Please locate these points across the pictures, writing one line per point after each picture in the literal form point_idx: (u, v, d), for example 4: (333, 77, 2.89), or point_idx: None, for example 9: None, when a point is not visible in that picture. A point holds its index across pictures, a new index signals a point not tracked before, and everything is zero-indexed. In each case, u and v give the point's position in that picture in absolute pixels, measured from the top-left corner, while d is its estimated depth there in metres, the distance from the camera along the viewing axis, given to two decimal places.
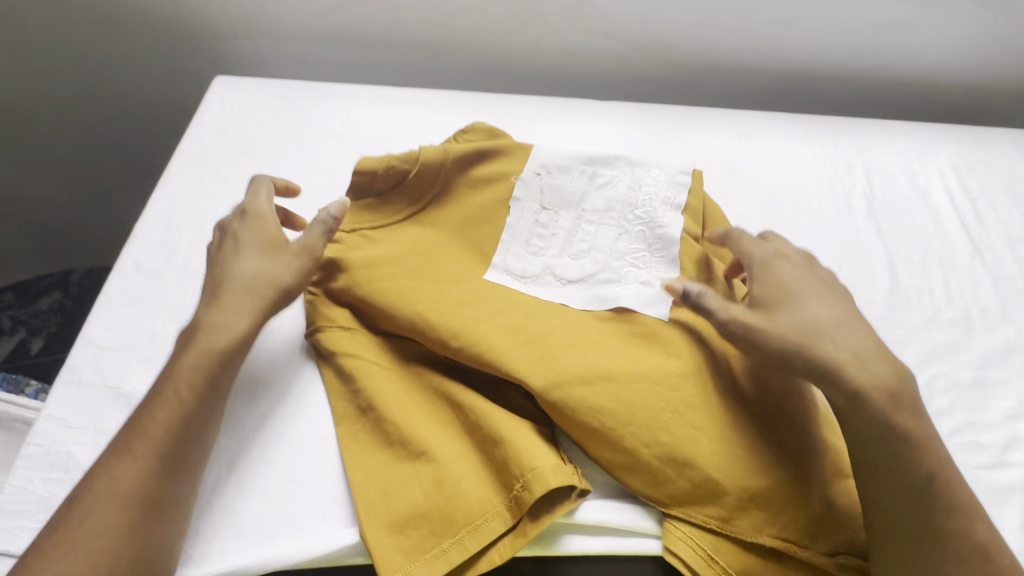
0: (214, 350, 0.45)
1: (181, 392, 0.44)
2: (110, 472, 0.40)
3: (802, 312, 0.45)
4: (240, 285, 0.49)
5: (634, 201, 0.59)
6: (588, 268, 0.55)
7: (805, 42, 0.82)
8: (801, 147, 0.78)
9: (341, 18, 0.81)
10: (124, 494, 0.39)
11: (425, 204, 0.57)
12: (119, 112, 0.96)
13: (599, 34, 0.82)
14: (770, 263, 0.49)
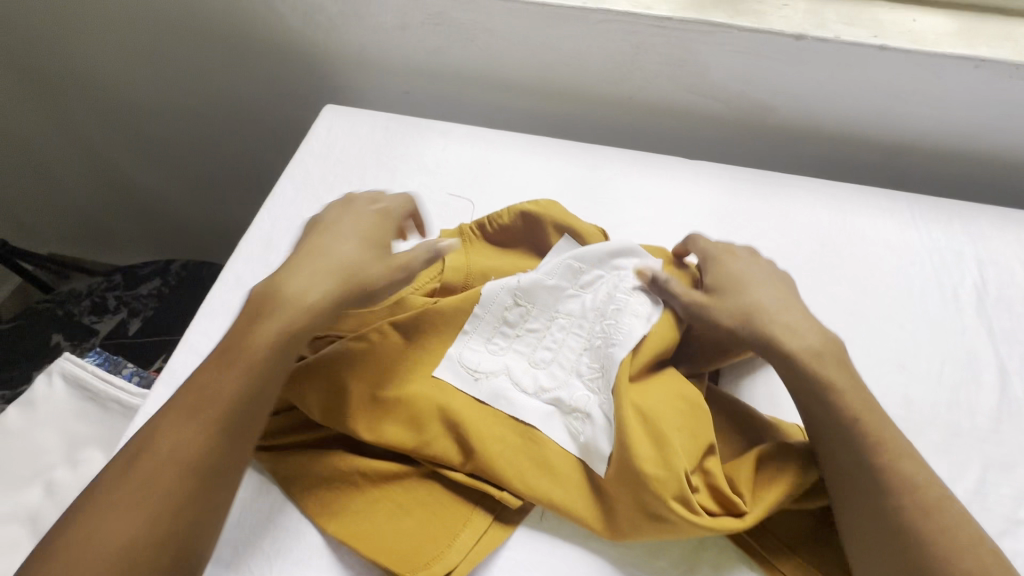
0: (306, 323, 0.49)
1: (258, 355, 0.46)
2: (172, 425, 0.43)
3: (746, 297, 0.54)
4: (335, 266, 0.52)
5: (606, 311, 0.57)
6: (545, 381, 0.56)
7: (920, 117, 0.77)
8: (903, 228, 0.73)
9: (445, 58, 0.85)
10: (189, 465, 0.41)
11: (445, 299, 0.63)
12: (231, 124, 1.04)
13: (696, 92, 0.81)
14: (722, 259, 0.58)
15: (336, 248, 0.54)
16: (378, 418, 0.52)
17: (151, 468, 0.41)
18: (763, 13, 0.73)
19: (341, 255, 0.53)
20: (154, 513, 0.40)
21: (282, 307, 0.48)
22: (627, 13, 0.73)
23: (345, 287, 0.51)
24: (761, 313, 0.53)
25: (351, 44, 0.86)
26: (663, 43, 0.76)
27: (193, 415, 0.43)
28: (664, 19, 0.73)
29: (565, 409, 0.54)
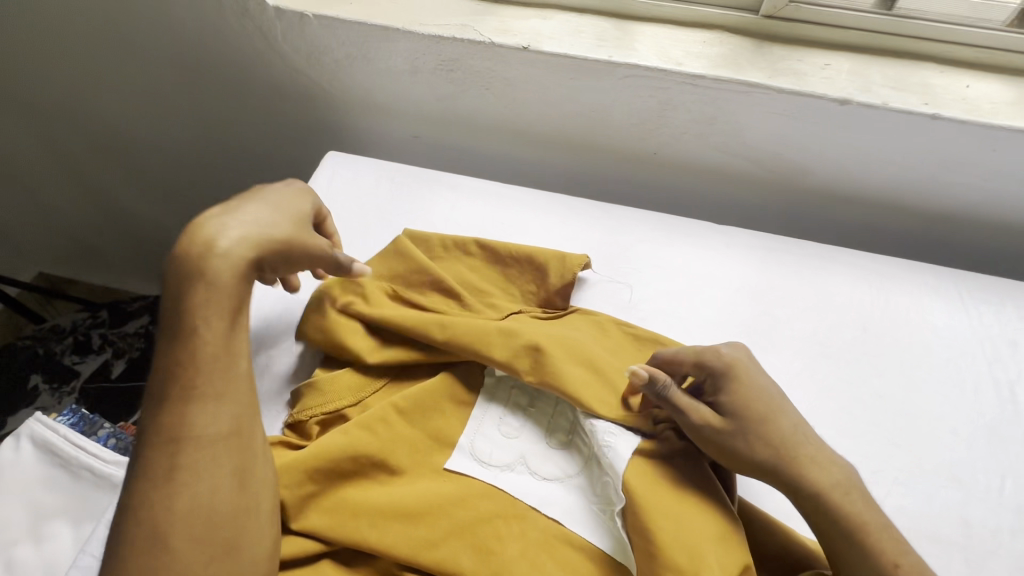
0: (223, 287, 0.43)
1: (230, 334, 0.43)
2: (180, 412, 0.41)
3: (768, 428, 0.47)
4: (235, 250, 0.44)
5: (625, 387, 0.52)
6: (565, 467, 0.52)
7: (970, 189, 0.72)
8: (952, 311, 0.67)
9: (457, 105, 0.79)
10: (216, 445, 0.41)
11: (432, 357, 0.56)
12: (230, 160, 0.99)
13: (727, 152, 0.75)
14: (736, 374, 0.50)
15: (250, 220, 0.47)
16: (385, 509, 0.47)
17: (179, 455, 0.40)
18: (804, 73, 0.68)
19: (239, 229, 0.45)
20: (204, 497, 0.39)
21: (207, 271, 0.43)
22: (656, 69, 0.68)
23: (269, 246, 0.47)
24: (786, 447, 0.47)
25: (358, 86, 0.81)
26: (693, 100, 0.70)
27: (205, 457, 0.40)
28: (696, 77, 0.67)
29: (589, 499, 0.49)
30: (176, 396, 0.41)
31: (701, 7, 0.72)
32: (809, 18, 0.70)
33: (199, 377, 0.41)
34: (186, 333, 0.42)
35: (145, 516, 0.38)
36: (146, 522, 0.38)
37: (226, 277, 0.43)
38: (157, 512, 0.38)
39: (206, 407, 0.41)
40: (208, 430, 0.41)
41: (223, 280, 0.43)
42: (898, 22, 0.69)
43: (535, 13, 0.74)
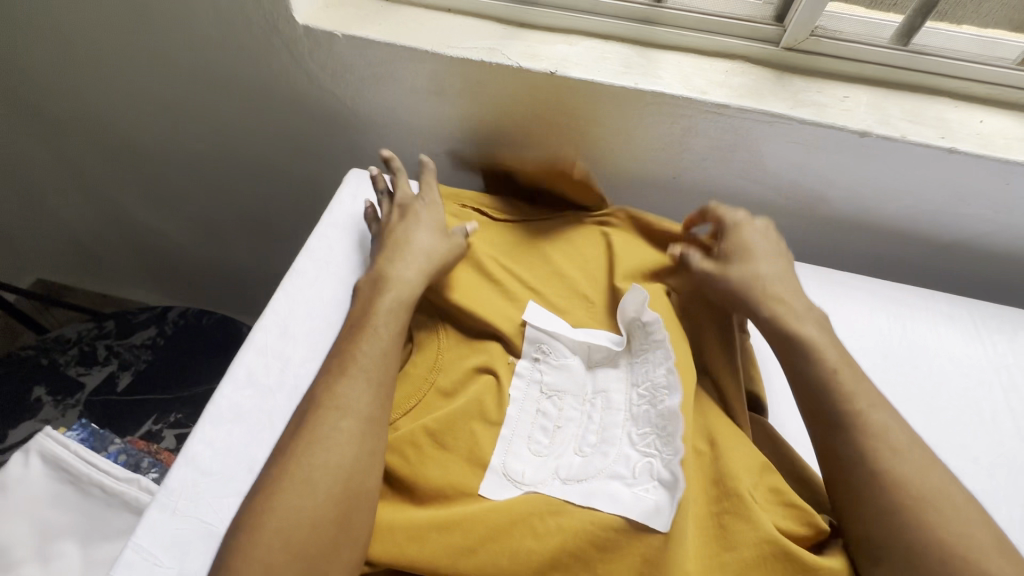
0: (400, 298, 0.58)
1: (383, 329, 0.55)
2: (343, 385, 0.51)
3: (749, 267, 0.59)
4: (421, 252, 0.62)
5: (635, 378, 0.55)
6: (597, 464, 0.50)
7: (981, 220, 0.74)
8: (967, 340, 0.68)
9: (480, 125, 0.80)
10: (365, 414, 0.50)
11: (454, 369, 0.58)
12: (246, 172, 0.99)
13: (746, 178, 0.77)
14: (739, 227, 0.62)
15: (419, 241, 0.63)
16: (426, 524, 0.47)
17: (335, 416, 0.49)
18: (824, 105, 0.69)
19: (420, 242, 0.62)
20: (344, 460, 0.47)
21: (393, 286, 0.58)
22: (681, 97, 0.69)
23: (429, 263, 0.61)
24: (754, 288, 0.57)
25: (382, 105, 0.82)
26: (716, 128, 0.71)
27: (351, 424, 0.49)
28: (720, 106, 0.69)
29: (631, 484, 0.48)
30: (349, 373, 0.51)
31: (723, 37, 0.74)
32: (828, 52, 0.72)
33: (368, 362, 0.52)
34: (367, 330, 0.55)
35: (299, 469, 0.46)
36: (299, 474, 0.46)
37: (401, 289, 0.58)
38: (311, 466, 0.46)
39: (364, 386, 0.51)
40: (358, 401, 0.50)
41: (402, 297, 0.58)
42: (913, 57, 0.71)
43: (561, 38, 0.76)
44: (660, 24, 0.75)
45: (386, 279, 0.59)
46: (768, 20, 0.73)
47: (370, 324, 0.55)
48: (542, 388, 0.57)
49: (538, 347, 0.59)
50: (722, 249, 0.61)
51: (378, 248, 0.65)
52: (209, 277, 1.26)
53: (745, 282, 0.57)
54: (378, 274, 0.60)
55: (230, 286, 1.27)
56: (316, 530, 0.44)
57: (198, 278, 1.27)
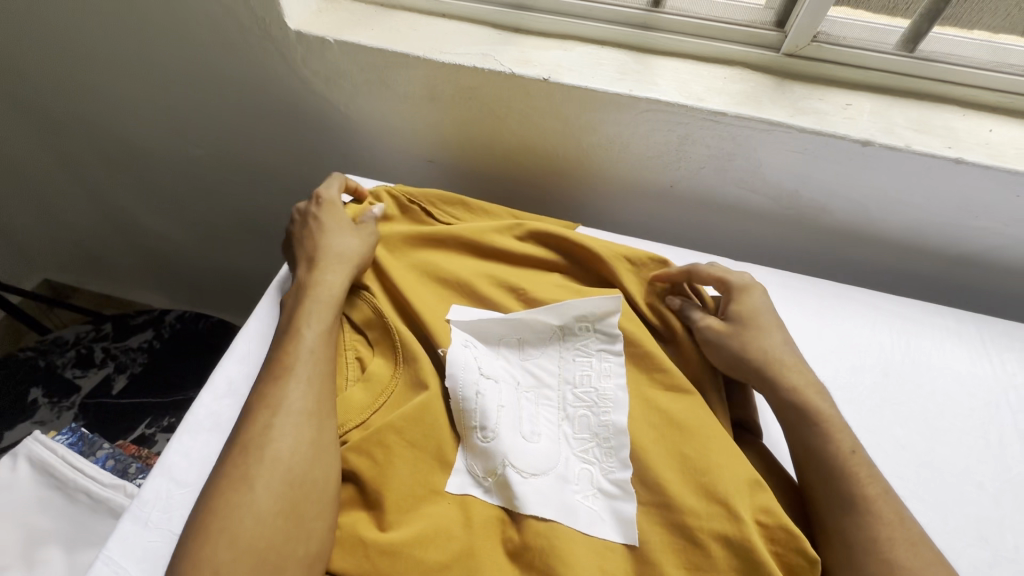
0: (331, 297, 0.57)
1: (316, 328, 0.54)
2: (276, 385, 0.50)
3: (762, 337, 0.57)
4: (332, 254, 0.60)
5: (573, 379, 0.58)
6: (550, 465, 0.52)
7: (990, 233, 0.71)
8: (974, 357, 0.66)
9: (473, 131, 0.79)
10: (301, 409, 0.49)
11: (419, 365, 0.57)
12: (242, 176, 0.99)
13: (745, 187, 0.75)
14: (748, 292, 0.61)
15: (332, 243, 0.61)
16: (397, 537, 0.46)
17: (268, 414, 0.48)
18: (826, 113, 0.67)
19: (333, 244, 0.61)
20: (282, 454, 0.46)
21: (316, 291, 0.57)
22: (678, 105, 0.67)
23: (351, 268, 0.60)
24: (768, 360, 0.56)
25: (376, 111, 0.81)
26: (713, 136, 0.70)
27: (288, 421, 0.48)
28: (717, 114, 0.67)
29: (573, 488, 0.51)
30: (283, 374, 0.50)
31: (723, 43, 0.72)
32: (830, 58, 0.70)
33: (296, 361, 0.51)
34: (293, 334, 0.54)
35: (239, 469, 0.45)
36: (239, 471, 0.45)
37: (327, 289, 0.58)
38: (250, 463, 0.45)
39: (300, 384, 0.50)
40: (294, 398, 0.49)
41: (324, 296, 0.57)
42: (920, 64, 0.69)
43: (557, 44, 0.74)
44: (658, 29, 0.73)
45: (308, 281, 0.58)
46: (769, 25, 0.71)
47: (302, 325, 0.54)
48: (481, 371, 0.56)
49: (470, 338, 0.59)
50: (731, 311, 0.60)
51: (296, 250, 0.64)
52: (209, 280, 1.27)
53: (750, 349, 0.56)
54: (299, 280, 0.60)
55: (229, 290, 1.28)
56: (265, 528, 0.43)
57: (198, 281, 1.28)
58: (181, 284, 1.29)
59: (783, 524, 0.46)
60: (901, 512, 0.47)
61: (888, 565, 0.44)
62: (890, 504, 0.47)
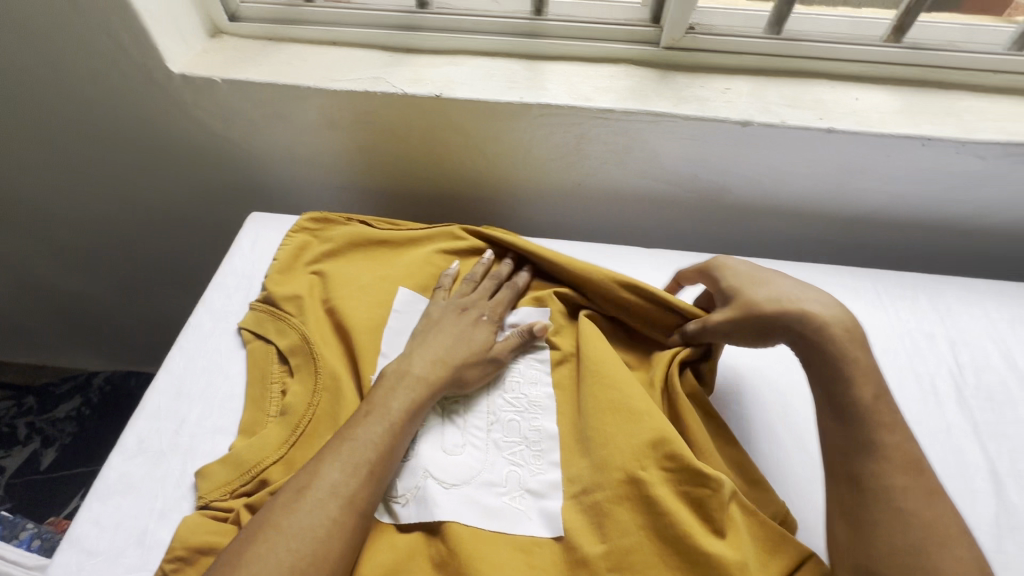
0: (420, 396, 0.53)
1: (395, 411, 0.51)
2: (331, 466, 0.47)
3: (768, 290, 0.55)
4: (431, 354, 0.57)
5: (503, 385, 0.60)
6: (473, 468, 0.53)
7: (873, 194, 0.76)
8: (872, 310, 0.70)
9: (379, 153, 0.80)
10: (351, 498, 0.46)
11: (340, 390, 0.56)
12: (153, 225, 0.95)
13: (649, 177, 0.78)
14: (727, 263, 0.60)
15: (437, 344, 0.58)
16: None
17: (323, 499, 0.45)
18: (707, 99, 0.71)
19: (435, 345, 0.58)
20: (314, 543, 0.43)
21: (401, 383, 0.54)
22: (569, 107, 0.70)
23: (440, 372, 0.56)
24: (787, 306, 0.53)
25: (280, 145, 0.80)
26: (606, 133, 0.72)
27: (322, 506, 0.44)
28: (607, 111, 0.70)
29: (499, 492, 0.52)
30: (346, 457, 0.47)
31: (606, 43, 0.75)
32: (705, 47, 0.74)
33: (361, 445, 0.48)
34: (375, 411, 0.51)
35: (262, 544, 0.42)
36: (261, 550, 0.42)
37: (417, 390, 0.54)
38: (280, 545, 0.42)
39: (353, 472, 0.47)
40: (343, 484, 0.46)
41: (399, 394, 0.53)
42: (786, 44, 0.73)
43: (448, 60, 0.76)
44: (544, 36, 0.76)
45: (405, 372, 0.55)
46: (646, 22, 0.75)
47: (392, 416, 0.51)
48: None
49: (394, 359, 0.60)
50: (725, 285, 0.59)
51: (416, 339, 0.60)
52: (141, 334, 1.22)
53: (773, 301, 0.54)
54: (388, 369, 0.55)
55: (164, 342, 1.23)
56: None
57: (129, 338, 1.23)
58: (111, 343, 1.24)
59: (689, 466, 0.48)
60: (918, 462, 0.46)
61: (903, 514, 0.43)
62: (908, 455, 0.46)
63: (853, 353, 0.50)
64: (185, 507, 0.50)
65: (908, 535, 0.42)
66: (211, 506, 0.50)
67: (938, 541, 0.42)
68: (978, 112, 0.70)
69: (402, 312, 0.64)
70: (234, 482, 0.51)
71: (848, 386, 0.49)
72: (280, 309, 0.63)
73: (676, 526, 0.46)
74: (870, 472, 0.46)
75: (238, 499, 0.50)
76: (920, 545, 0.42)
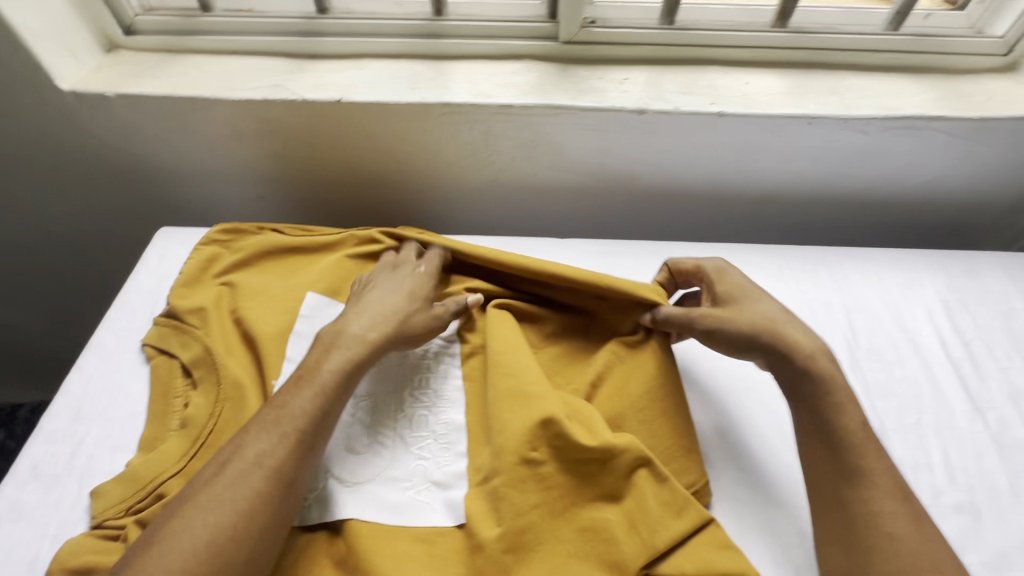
0: (358, 357, 0.53)
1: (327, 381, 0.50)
2: (257, 439, 0.45)
3: (757, 306, 0.56)
4: (372, 317, 0.57)
5: (413, 380, 0.60)
6: (378, 466, 0.53)
7: (772, 173, 0.79)
8: (774, 284, 0.73)
9: (290, 161, 0.79)
10: (276, 470, 0.44)
11: (244, 398, 0.56)
12: (67, 248, 0.93)
13: (560, 169, 0.80)
14: (725, 271, 0.61)
15: (373, 307, 0.58)
16: None
17: (248, 472, 0.44)
18: (604, 90, 0.73)
19: (373, 308, 0.58)
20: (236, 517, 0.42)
21: (343, 343, 0.53)
22: (469, 104, 0.71)
23: (380, 334, 0.55)
24: (773, 327, 0.54)
25: (189, 158, 0.80)
26: (510, 128, 0.74)
27: (245, 480, 0.43)
28: (507, 107, 0.71)
29: (404, 487, 0.52)
30: (273, 428, 0.46)
31: (506, 40, 0.77)
32: (602, 40, 0.76)
33: (288, 417, 0.47)
34: (311, 379, 0.50)
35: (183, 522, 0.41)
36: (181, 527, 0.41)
37: (357, 351, 0.53)
38: (199, 520, 0.41)
39: (280, 444, 0.45)
40: (268, 457, 0.45)
41: (341, 356, 0.52)
42: (678, 34, 0.76)
43: (351, 64, 0.76)
44: (445, 37, 0.77)
45: (347, 334, 0.54)
46: (543, 17, 0.76)
47: (320, 382, 0.50)
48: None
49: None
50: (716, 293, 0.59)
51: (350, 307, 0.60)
52: None
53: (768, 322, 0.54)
54: (327, 331, 0.55)
55: None
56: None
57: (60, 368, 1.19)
58: None
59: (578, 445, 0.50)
60: (904, 489, 0.48)
61: (894, 540, 0.45)
62: (891, 478, 0.48)
63: (831, 377, 0.52)
64: (77, 528, 0.50)
65: (908, 562, 0.44)
66: (105, 525, 0.49)
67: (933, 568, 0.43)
68: (859, 89, 0.74)
69: (310, 317, 0.64)
70: (130, 499, 0.50)
71: (834, 416, 0.51)
72: (184, 323, 0.62)
73: (563, 502, 0.50)
74: (862, 498, 0.47)
75: (134, 516, 0.49)
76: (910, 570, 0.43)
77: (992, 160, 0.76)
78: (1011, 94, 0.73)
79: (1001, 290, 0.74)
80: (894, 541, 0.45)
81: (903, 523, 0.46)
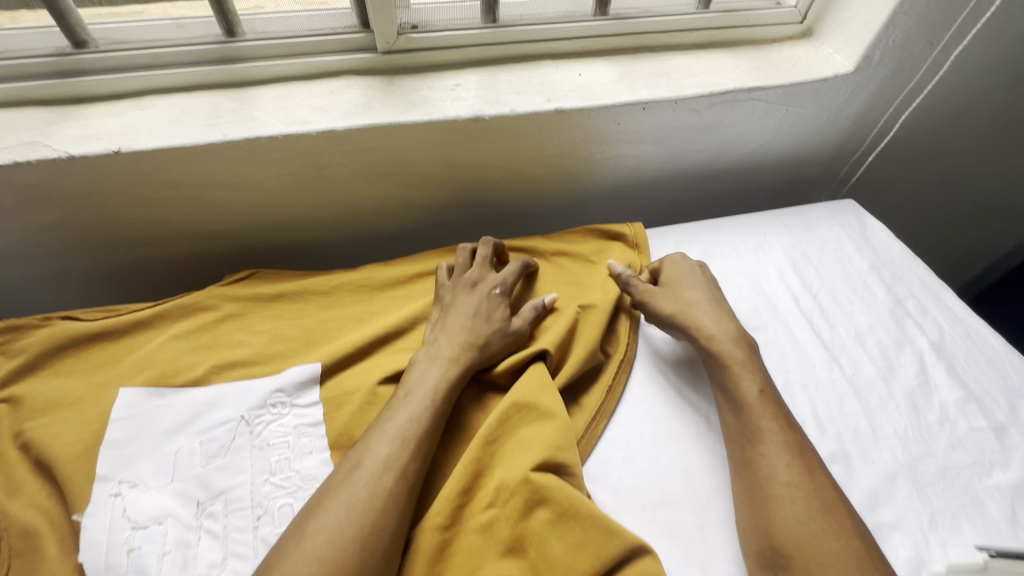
0: (454, 369, 0.55)
1: (429, 382, 0.53)
2: (378, 437, 0.48)
3: (689, 292, 0.64)
4: (456, 341, 0.57)
5: (269, 465, 0.52)
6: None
7: (621, 159, 0.80)
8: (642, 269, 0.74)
9: (80, 228, 0.66)
10: (398, 460, 0.46)
11: (38, 549, 0.46)
12: None
13: (410, 187, 0.74)
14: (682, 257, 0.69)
15: (454, 329, 0.58)
16: None
17: (376, 466, 0.46)
18: (436, 100, 0.68)
19: (462, 329, 0.58)
20: (369, 509, 0.43)
21: (432, 368, 0.55)
22: (282, 135, 0.62)
23: (470, 351, 0.57)
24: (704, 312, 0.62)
25: None
26: (340, 154, 0.66)
27: (379, 468, 0.45)
28: (327, 132, 0.63)
29: None
30: (390, 424, 0.49)
31: (316, 57, 0.68)
32: (424, 47, 0.70)
33: (402, 417, 0.49)
34: (417, 387, 0.53)
35: (320, 517, 0.42)
36: (318, 522, 0.42)
37: (441, 371, 0.54)
38: (332, 515, 0.42)
39: (403, 438, 0.48)
40: (395, 449, 0.47)
41: (432, 377, 0.53)
42: (502, 32, 0.72)
43: (130, 104, 0.64)
44: (246, 61, 0.67)
45: (417, 366, 0.55)
46: (355, 27, 0.69)
47: (419, 397, 0.52)
48: (131, 523, 0.47)
49: (120, 482, 0.49)
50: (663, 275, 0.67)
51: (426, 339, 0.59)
52: None
53: (684, 307, 0.62)
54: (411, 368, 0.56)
55: None
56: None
57: None
58: None
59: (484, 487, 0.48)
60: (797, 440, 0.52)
61: (789, 488, 0.48)
62: (780, 432, 0.52)
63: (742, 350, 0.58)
64: None
65: (801, 506, 0.47)
66: None
67: (830, 511, 0.47)
68: (684, 69, 0.76)
69: (125, 417, 0.53)
70: None
71: (737, 381, 0.56)
72: None
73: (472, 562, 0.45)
74: (761, 454, 0.51)
75: None
76: (816, 508, 0.47)
77: (808, 120, 0.82)
78: (810, 59, 0.78)
79: (836, 237, 0.80)
80: (792, 490, 0.48)
81: (794, 471, 0.49)
